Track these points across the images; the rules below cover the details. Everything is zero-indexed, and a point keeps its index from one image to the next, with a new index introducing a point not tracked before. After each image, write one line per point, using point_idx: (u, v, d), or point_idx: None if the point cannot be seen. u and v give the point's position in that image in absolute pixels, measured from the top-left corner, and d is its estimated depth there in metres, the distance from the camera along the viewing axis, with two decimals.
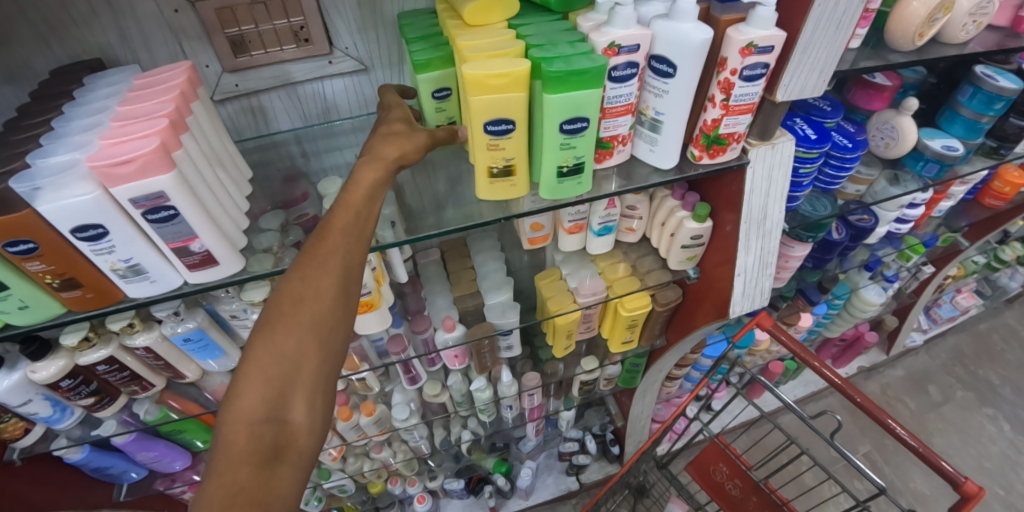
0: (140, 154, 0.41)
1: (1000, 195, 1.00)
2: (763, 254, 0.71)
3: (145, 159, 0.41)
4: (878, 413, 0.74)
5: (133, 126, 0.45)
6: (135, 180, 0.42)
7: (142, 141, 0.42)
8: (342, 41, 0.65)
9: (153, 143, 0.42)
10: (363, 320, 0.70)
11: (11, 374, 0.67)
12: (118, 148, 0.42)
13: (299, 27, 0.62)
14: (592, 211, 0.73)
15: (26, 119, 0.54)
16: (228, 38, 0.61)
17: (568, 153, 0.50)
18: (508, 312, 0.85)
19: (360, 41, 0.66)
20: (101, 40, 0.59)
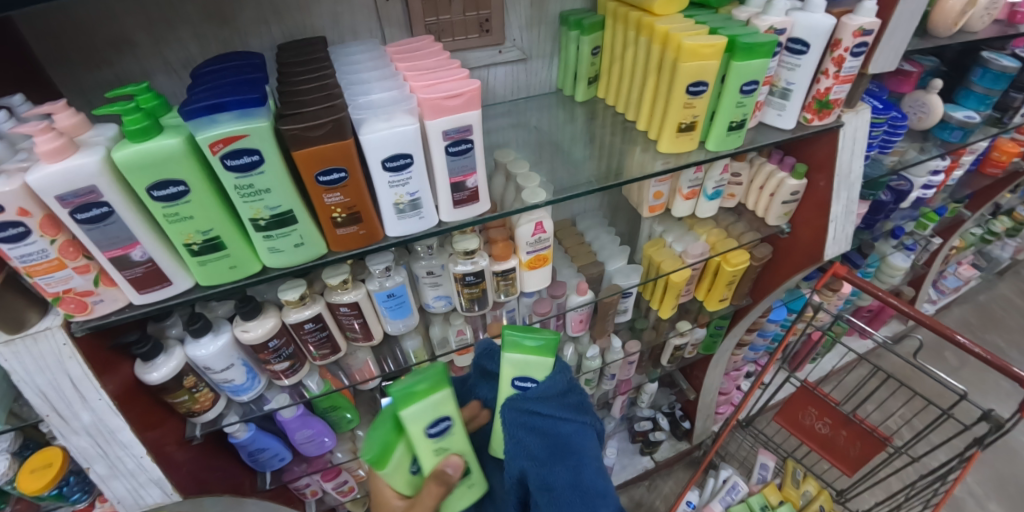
0: (469, 90, 0.53)
1: (998, 163, 1.23)
2: (848, 204, 0.86)
3: (470, 95, 0.53)
4: (948, 332, 0.90)
5: (434, 75, 0.57)
6: (457, 112, 0.53)
7: (461, 83, 0.54)
8: (512, 34, 0.78)
9: (474, 83, 0.53)
10: (534, 275, 0.79)
11: (216, 339, 0.71)
12: (444, 87, 0.54)
13: (485, 19, 0.74)
14: (707, 177, 0.87)
15: (290, 67, 0.60)
16: (428, 28, 0.72)
17: (740, 110, 0.65)
18: (631, 273, 0.96)
19: (525, 35, 0.79)
20: (315, 23, 0.68)
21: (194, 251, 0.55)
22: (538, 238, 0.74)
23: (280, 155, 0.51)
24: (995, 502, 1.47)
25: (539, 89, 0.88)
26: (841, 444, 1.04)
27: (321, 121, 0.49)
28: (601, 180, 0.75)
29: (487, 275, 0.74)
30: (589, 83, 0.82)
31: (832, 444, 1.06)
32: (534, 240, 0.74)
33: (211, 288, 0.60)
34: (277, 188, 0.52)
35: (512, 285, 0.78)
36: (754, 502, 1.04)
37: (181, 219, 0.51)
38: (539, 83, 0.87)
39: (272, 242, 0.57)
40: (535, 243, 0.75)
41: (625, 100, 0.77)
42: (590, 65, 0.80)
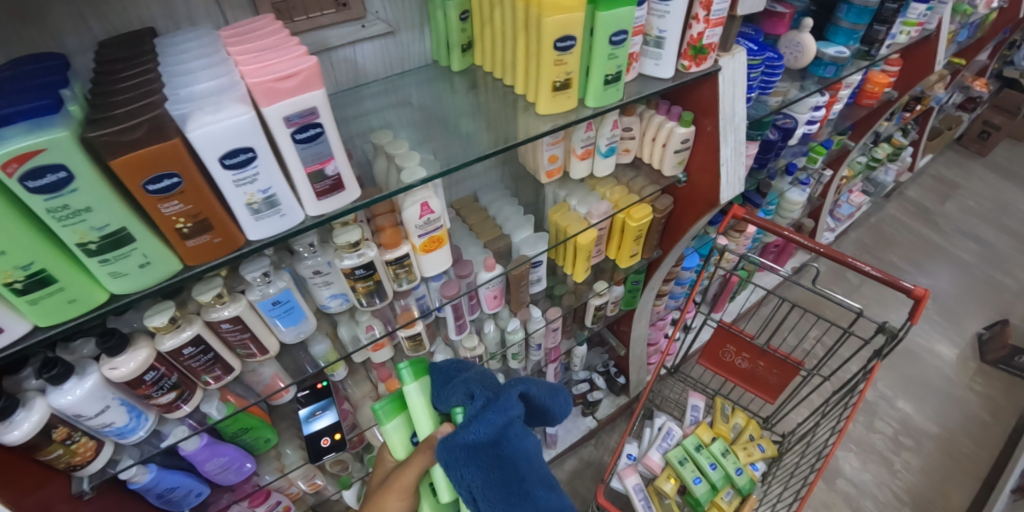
0: (303, 69, 0.47)
1: (873, 94, 1.31)
2: (736, 145, 0.89)
3: (305, 74, 0.47)
4: (844, 257, 0.96)
5: (265, 56, 0.50)
6: (295, 95, 0.48)
7: (294, 61, 0.48)
8: (373, 6, 0.73)
9: (309, 60, 0.48)
10: (431, 259, 0.77)
11: (83, 380, 0.62)
12: (273, 68, 0.47)
13: None
14: (599, 134, 0.86)
15: (106, 69, 0.53)
16: (274, 7, 0.65)
17: (613, 62, 0.63)
18: (538, 241, 0.95)
19: (388, 6, 0.74)
20: (144, 13, 0.59)
21: (17, 291, 0.46)
22: (427, 219, 0.70)
23: (95, 166, 0.43)
24: (902, 401, 1.64)
25: (413, 63, 0.84)
26: (761, 374, 1.10)
27: (134, 122, 0.43)
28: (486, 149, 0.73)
29: (378, 266, 0.71)
30: (464, 50, 0.78)
31: (752, 375, 1.11)
32: (423, 222, 0.70)
33: (53, 328, 0.51)
34: (99, 204, 0.44)
35: (410, 271, 0.75)
36: (689, 445, 1.08)
37: None
38: (412, 56, 0.83)
39: (112, 266, 0.49)
40: (428, 224, 0.72)
41: (501, 65, 0.73)
42: (462, 31, 0.76)
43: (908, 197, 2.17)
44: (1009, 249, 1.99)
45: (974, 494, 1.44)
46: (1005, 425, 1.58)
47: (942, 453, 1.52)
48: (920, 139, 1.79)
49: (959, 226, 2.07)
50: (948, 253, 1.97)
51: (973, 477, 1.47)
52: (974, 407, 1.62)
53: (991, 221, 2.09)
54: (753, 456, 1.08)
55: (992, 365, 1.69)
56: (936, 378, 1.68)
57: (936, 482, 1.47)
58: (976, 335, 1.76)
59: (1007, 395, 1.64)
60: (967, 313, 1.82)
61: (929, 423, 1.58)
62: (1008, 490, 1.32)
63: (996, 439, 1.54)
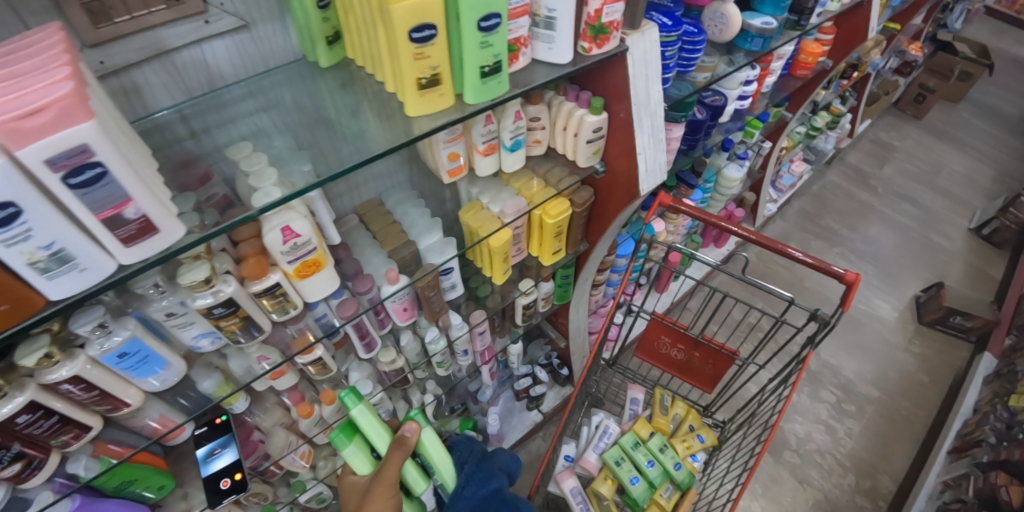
0: (52, 101, 0.38)
1: (806, 65, 1.26)
2: (654, 132, 0.82)
3: (60, 107, 0.38)
4: (776, 244, 0.92)
5: (17, 85, 0.40)
6: (50, 133, 0.38)
7: (42, 91, 0.39)
8: None
9: (62, 89, 0.38)
10: (312, 282, 0.69)
11: None
12: (15, 103, 0.38)
13: None
14: (501, 127, 0.78)
15: None
16: (85, 7, 0.55)
17: (487, 52, 0.54)
18: (445, 247, 0.88)
19: None
20: None
21: None
22: (293, 244, 0.63)
23: None
24: (845, 368, 1.65)
25: (279, 59, 0.76)
26: (697, 365, 1.07)
27: None
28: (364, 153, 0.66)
29: (242, 301, 0.65)
30: (331, 43, 0.68)
31: (689, 366, 1.08)
32: (290, 247, 0.64)
33: None
34: None
35: (287, 299, 0.69)
36: (626, 442, 1.05)
37: None
38: (275, 51, 0.74)
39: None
40: (298, 247, 0.65)
41: (370, 63, 0.64)
42: (325, 21, 0.66)
43: (849, 163, 2.18)
44: (945, 211, 2.03)
45: (912, 455, 1.48)
46: (939, 384, 1.62)
47: (882, 417, 1.56)
48: (858, 105, 1.77)
49: (896, 190, 2.10)
50: (886, 218, 2.00)
51: (911, 439, 1.51)
52: (911, 369, 1.65)
53: (926, 183, 2.13)
54: (692, 448, 1.06)
55: (929, 325, 1.73)
56: (877, 342, 1.71)
57: (876, 446, 1.50)
58: (914, 297, 1.79)
59: (942, 355, 1.68)
60: (905, 276, 1.85)
61: (870, 388, 1.61)
62: (946, 452, 1.39)
63: (933, 400, 1.59)
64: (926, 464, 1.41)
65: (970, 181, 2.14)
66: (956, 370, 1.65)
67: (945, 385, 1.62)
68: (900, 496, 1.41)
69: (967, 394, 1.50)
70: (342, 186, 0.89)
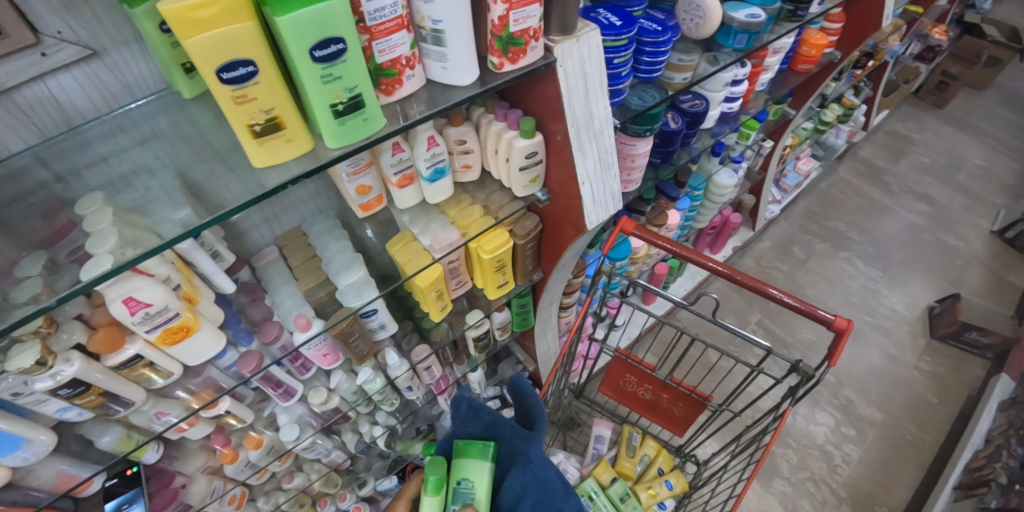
0: None
1: (809, 59, 1.09)
2: (602, 155, 0.68)
3: None
4: (757, 284, 0.78)
5: None
6: None
7: None
8: (49, 25, 0.52)
9: None
10: (185, 348, 0.60)
11: None
12: None
13: None
14: (415, 155, 0.65)
15: None
16: None
17: (336, 86, 0.42)
18: (365, 288, 0.76)
19: (73, 21, 0.54)
20: None
21: None
22: (146, 314, 0.53)
23: None
24: (846, 387, 1.50)
25: (151, 85, 0.64)
26: (664, 406, 0.95)
27: None
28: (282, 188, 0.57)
29: (96, 377, 0.56)
30: (190, 71, 0.56)
31: (656, 407, 0.97)
32: (143, 317, 0.53)
33: None
34: None
35: (155, 366, 0.60)
36: (586, 489, 0.93)
37: None
38: (144, 78, 0.63)
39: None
40: (154, 316, 0.54)
41: None
42: (176, 46, 0.53)
43: (861, 157, 1.99)
44: (960, 210, 1.83)
45: (915, 486, 1.34)
46: (949, 406, 1.46)
47: (884, 442, 1.41)
48: (874, 96, 1.57)
49: (910, 186, 1.90)
50: (901, 218, 1.81)
51: (916, 468, 1.37)
52: (919, 388, 1.50)
53: (943, 179, 1.92)
54: (659, 495, 0.95)
55: (941, 340, 1.56)
56: (884, 358, 1.55)
57: (876, 475, 1.37)
58: (927, 308, 1.62)
59: (954, 372, 1.52)
60: (921, 283, 1.67)
61: (872, 410, 1.46)
62: (951, 487, 1.25)
63: (940, 423, 1.43)
64: (929, 500, 1.27)
65: (991, 175, 1.93)
66: (968, 391, 1.49)
67: (955, 407, 1.46)
68: None
69: (979, 421, 1.34)
70: (257, 216, 0.78)
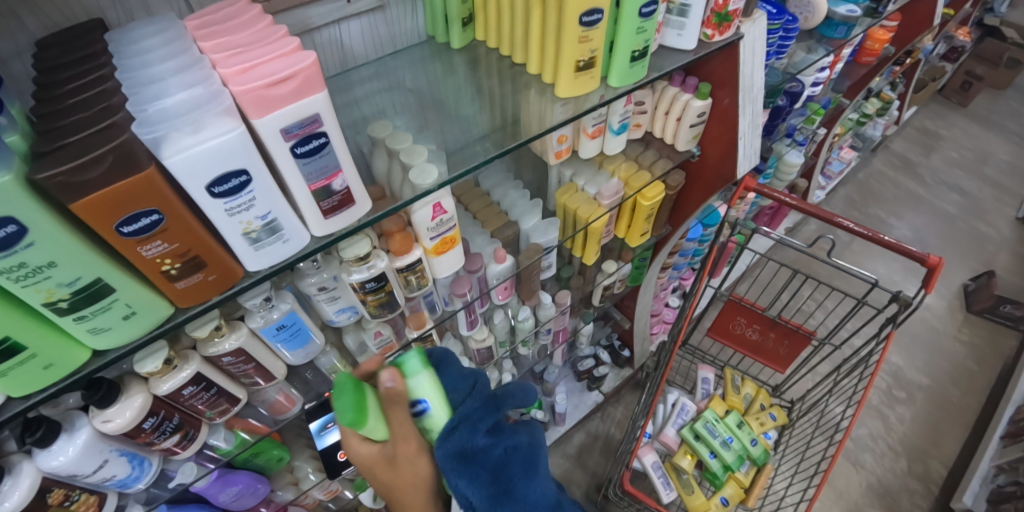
0: (301, 70, 0.39)
1: (872, 52, 1.28)
2: (753, 117, 0.85)
3: (304, 76, 0.40)
4: (830, 216, 0.96)
5: (247, 56, 0.42)
6: (293, 102, 0.40)
7: (288, 60, 0.40)
8: None
9: (308, 57, 0.40)
10: (444, 260, 0.72)
11: (73, 438, 0.56)
12: (261, 71, 0.39)
13: None
14: (611, 111, 0.81)
15: (59, 73, 0.45)
16: None
17: (641, 37, 0.57)
18: (550, 228, 0.90)
19: None
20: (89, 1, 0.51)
21: (64, 309, 0.41)
22: (439, 220, 0.66)
23: (53, 212, 0.36)
24: (895, 355, 1.67)
25: (408, 40, 0.78)
26: (771, 346, 1.11)
27: (99, 153, 0.35)
28: (495, 133, 0.72)
29: (390, 276, 0.66)
30: (464, 24, 0.72)
31: (763, 347, 1.13)
32: (436, 223, 0.66)
33: (32, 395, 0.46)
34: (67, 257, 0.38)
35: (422, 276, 0.71)
36: (707, 418, 1.08)
37: (34, 275, 0.37)
38: (405, 32, 0.76)
39: (93, 322, 0.43)
40: (440, 225, 0.67)
41: (510, 41, 0.69)
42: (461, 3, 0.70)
43: (892, 152, 2.19)
44: (990, 200, 2.04)
45: (963, 440, 1.50)
46: (990, 372, 1.63)
47: (933, 404, 1.57)
48: (906, 93, 1.78)
49: (943, 178, 2.11)
50: (931, 207, 2.01)
51: (963, 425, 1.53)
52: (961, 356, 1.67)
53: (971, 172, 2.14)
54: (766, 425, 1.10)
55: (978, 315, 1.75)
56: (926, 329, 1.72)
57: (928, 431, 1.52)
58: (963, 286, 1.81)
59: (992, 343, 1.70)
60: (953, 264, 1.86)
61: (920, 375, 1.63)
62: (999, 437, 1.41)
63: (982, 387, 1.61)
64: (978, 450, 1.43)
65: (1016, 169, 2.15)
66: (1004, 358, 1.66)
67: (995, 373, 1.63)
68: (952, 481, 1.43)
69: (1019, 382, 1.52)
70: None
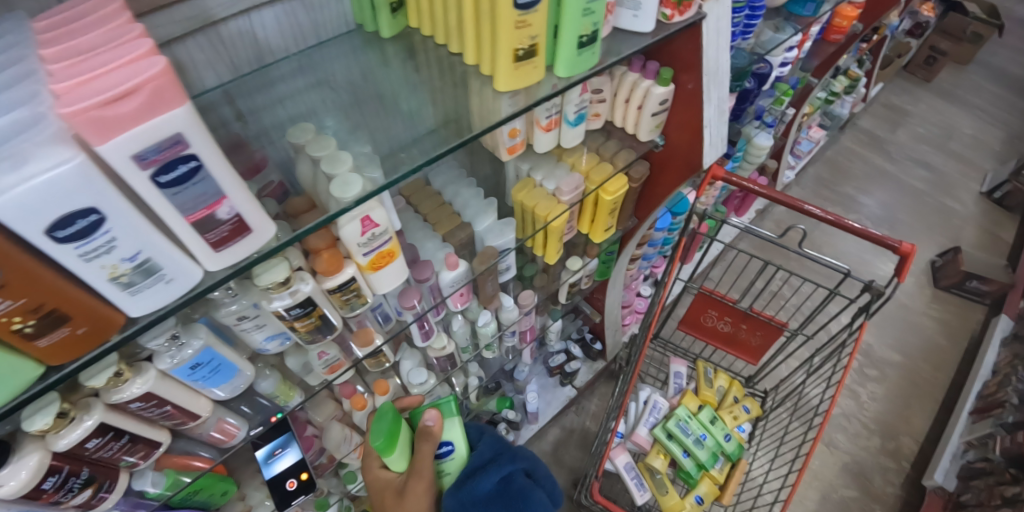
0: (147, 80, 0.31)
1: (839, 29, 1.23)
2: (719, 103, 0.79)
3: (153, 87, 0.32)
4: (797, 203, 0.92)
5: (92, 64, 0.33)
6: (143, 122, 0.32)
7: (134, 67, 0.32)
8: None
9: (158, 64, 0.32)
10: (384, 275, 0.65)
11: None
12: (99, 84, 0.31)
13: None
14: (565, 101, 0.74)
15: None
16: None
17: (588, 20, 0.50)
18: (506, 229, 0.83)
19: None
20: None
21: None
22: (371, 235, 0.58)
23: None
24: (866, 334, 1.68)
25: (334, 29, 0.69)
26: (743, 337, 1.07)
27: None
28: (444, 127, 0.63)
29: (318, 299, 0.60)
30: (394, 11, 0.63)
31: (735, 339, 1.09)
32: (368, 238, 0.58)
33: None
34: None
35: (360, 293, 0.64)
36: (681, 415, 1.05)
37: None
38: (330, 20, 0.68)
39: None
40: (375, 238, 0.59)
41: (443, 29, 0.61)
42: None
43: (859, 128, 2.19)
44: (955, 174, 2.06)
45: (933, 415, 1.53)
46: (958, 346, 1.66)
47: (904, 381, 1.59)
48: (873, 70, 1.76)
49: (910, 154, 2.12)
50: (897, 182, 2.02)
51: (933, 400, 1.56)
52: (931, 332, 1.69)
53: (937, 146, 2.15)
54: (739, 418, 1.08)
55: (946, 290, 1.77)
56: (894, 306, 1.74)
57: (899, 408, 1.54)
58: (930, 262, 1.83)
59: (959, 317, 1.73)
60: (921, 240, 1.88)
61: (891, 352, 1.65)
62: (968, 412, 1.43)
63: (950, 361, 1.63)
64: (948, 425, 1.46)
65: (980, 143, 2.17)
66: (971, 332, 1.69)
67: (962, 347, 1.66)
68: (923, 456, 1.46)
69: (986, 356, 1.54)
70: None
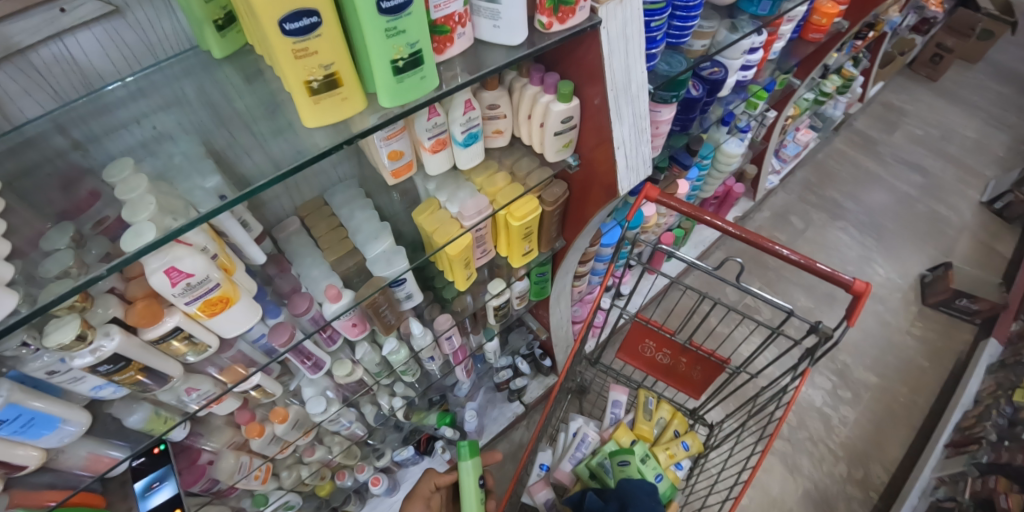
0: None
1: (819, 27, 1.10)
2: (636, 120, 0.69)
3: None
4: (764, 242, 0.73)
5: None
6: None
7: None
8: None
9: None
10: (225, 319, 0.59)
11: None
12: None
13: None
14: (450, 119, 0.65)
15: None
16: None
17: (398, 41, 0.40)
18: (395, 259, 0.77)
19: None
20: None
21: None
22: (187, 285, 0.52)
23: None
24: (843, 353, 1.57)
25: (175, 45, 0.58)
26: (683, 370, 0.99)
27: None
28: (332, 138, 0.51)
29: (134, 354, 0.54)
30: (222, 28, 0.51)
31: (675, 371, 1.01)
32: (184, 288, 0.52)
33: None
34: None
35: (195, 342, 0.58)
36: (608, 452, 0.97)
37: None
38: (167, 36, 0.57)
39: None
40: (195, 287, 0.53)
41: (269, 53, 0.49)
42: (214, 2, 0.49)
43: (855, 128, 2.03)
44: (953, 181, 1.90)
45: (908, 444, 1.42)
46: (940, 369, 1.54)
47: (878, 404, 1.49)
48: (871, 67, 1.61)
49: (902, 157, 1.96)
50: (893, 188, 1.87)
51: (909, 428, 1.45)
52: (912, 353, 1.57)
53: (936, 150, 1.98)
54: (676, 455, 1.00)
55: (933, 307, 1.63)
56: (876, 324, 1.61)
57: (872, 434, 1.44)
58: (919, 276, 1.69)
59: (945, 337, 1.60)
60: (913, 251, 1.73)
61: (867, 373, 1.53)
62: (943, 445, 1.32)
63: (931, 385, 1.51)
64: (922, 457, 1.35)
65: (984, 146, 2.00)
66: (957, 354, 1.57)
67: (946, 370, 1.54)
68: (893, 488, 1.35)
69: (969, 383, 1.42)
70: (278, 188, 0.77)
